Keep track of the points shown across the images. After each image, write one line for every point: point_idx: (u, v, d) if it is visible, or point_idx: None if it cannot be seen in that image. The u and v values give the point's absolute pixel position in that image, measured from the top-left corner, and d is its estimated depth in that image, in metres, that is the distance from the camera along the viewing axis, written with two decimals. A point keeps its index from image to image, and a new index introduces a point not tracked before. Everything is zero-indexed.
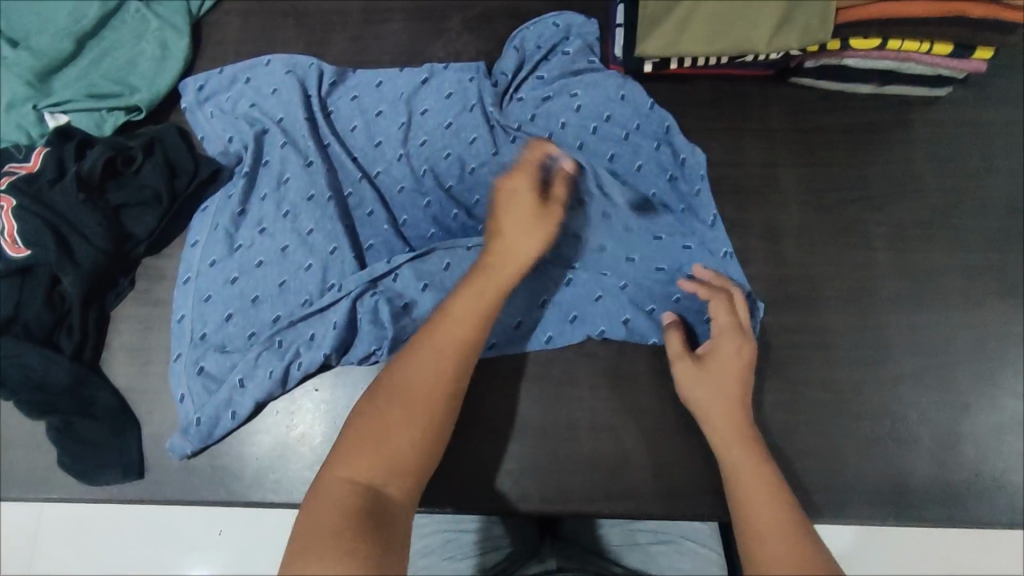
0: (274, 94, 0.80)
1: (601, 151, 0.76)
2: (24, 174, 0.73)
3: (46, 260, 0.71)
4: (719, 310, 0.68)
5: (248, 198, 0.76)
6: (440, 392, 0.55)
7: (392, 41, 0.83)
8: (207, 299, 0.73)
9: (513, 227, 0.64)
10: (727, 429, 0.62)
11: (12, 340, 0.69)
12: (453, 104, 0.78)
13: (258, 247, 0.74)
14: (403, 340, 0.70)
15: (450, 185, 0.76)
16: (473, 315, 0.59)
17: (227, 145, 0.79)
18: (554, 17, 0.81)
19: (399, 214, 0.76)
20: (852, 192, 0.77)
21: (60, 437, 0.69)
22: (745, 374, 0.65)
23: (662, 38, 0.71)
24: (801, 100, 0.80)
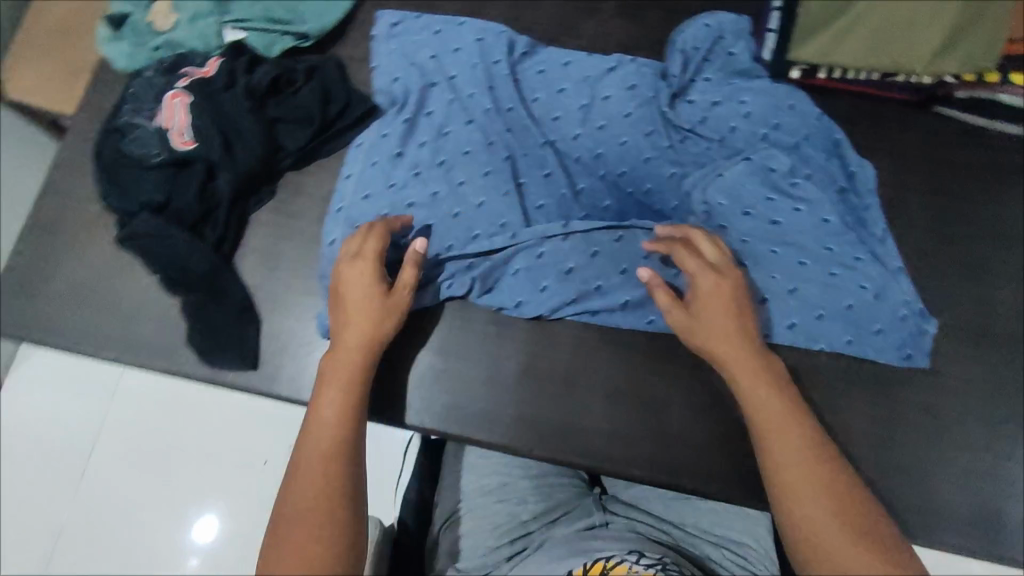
0: (457, 52, 0.84)
1: (773, 158, 0.78)
2: (200, 77, 0.79)
3: (206, 156, 0.77)
4: (693, 263, 0.69)
5: (407, 140, 0.80)
6: (336, 494, 0.59)
7: (547, 13, 0.87)
8: (357, 226, 0.77)
9: (357, 322, 0.68)
10: (752, 373, 0.65)
11: (165, 221, 0.75)
12: (635, 95, 0.82)
13: (411, 189, 0.78)
14: (564, 302, 0.74)
15: (622, 171, 0.81)
16: (338, 415, 0.64)
17: (392, 86, 0.83)
18: (705, 17, 0.83)
19: (576, 181, 0.81)
20: (981, 228, 0.77)
21: (194, 316, 0.75)
22: (740, 333, 0.67)
23: (819, 45, 0.73)
24: (941, 131, 0.80)
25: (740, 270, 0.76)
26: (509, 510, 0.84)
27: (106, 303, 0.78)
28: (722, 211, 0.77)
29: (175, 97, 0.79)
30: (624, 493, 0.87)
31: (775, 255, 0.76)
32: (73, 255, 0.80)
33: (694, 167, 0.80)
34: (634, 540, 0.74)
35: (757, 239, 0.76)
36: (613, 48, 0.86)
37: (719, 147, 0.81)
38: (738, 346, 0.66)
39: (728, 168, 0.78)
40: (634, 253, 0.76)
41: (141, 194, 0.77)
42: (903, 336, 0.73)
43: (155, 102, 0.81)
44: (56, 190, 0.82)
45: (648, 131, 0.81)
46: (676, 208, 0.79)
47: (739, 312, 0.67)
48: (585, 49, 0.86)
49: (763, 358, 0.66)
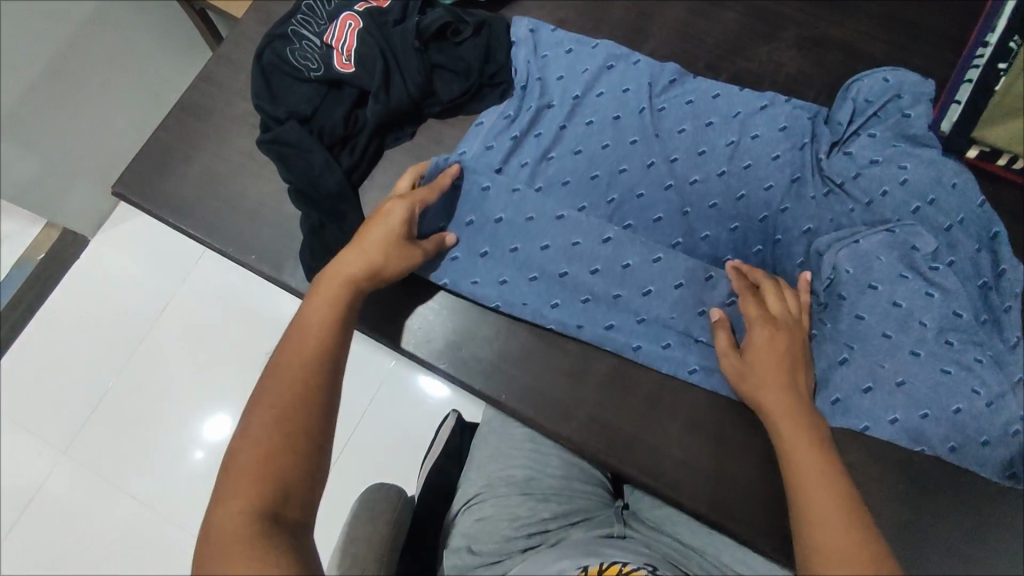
0: (586, 73, 0.81)
1: (918, 237, 0.72)
2: (375, 5, 0.81)
3: (361, 82, 0.78)
4: (763, 335, 0.67)
5: (509, 157, 0.79)
6: (315, 404, 0.56)
7: (724, 27, 0.85)
8: (469, 225, 0.77)
9: (370, 244, 0.67)
10: (796, 421, 0.62)
11: (309, 134, 0.77)
12: (787, 138, 0.78)
13: (532, 202, 0.77)
14: (661, 344, 0.74)
15: (764, 217, 0.76)
16: (325, 328, 0.61)
17: (530, 88, 0.81)
18: (887, 72, 0.79)
19: (699, 227, 0.77)
20: None
21: (312, 235, 0.75)
22: (804, 415, 0.63)
23: (1010, 130, 0.71)
24: None
25: (846, 354, 0.71)
26: (530, 504, 0.74)
27: (231, 198, 0.80)
28: (846, 279, 0.73)
29: (349, 19, 0.80)
30: (648, 512, 0.77)
31: (887, 341, 0.70)
32: (213, 146, 0.83)
33: (829, 227, 0.75)
34: (655, 559, 0.66)
35: (876, 318, 0.71)
36: (782, 78, 0.83)
37: (863, 211, 0.75)
38: (808, 438, 0.61)
39: (870, 241, 0.72)
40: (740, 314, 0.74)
41: (292, 103, 0.79)
42: (1008, 452, 0.68)
43: (326, 20, 0.82)
44: (213, 81, 0.85)
45: (793, 178, 0.76)
46: (801, 264, 0.75)
47: (801, 395, 0.64)
48: (754, 72, 0.83)
49: (828, 448, 0.61)
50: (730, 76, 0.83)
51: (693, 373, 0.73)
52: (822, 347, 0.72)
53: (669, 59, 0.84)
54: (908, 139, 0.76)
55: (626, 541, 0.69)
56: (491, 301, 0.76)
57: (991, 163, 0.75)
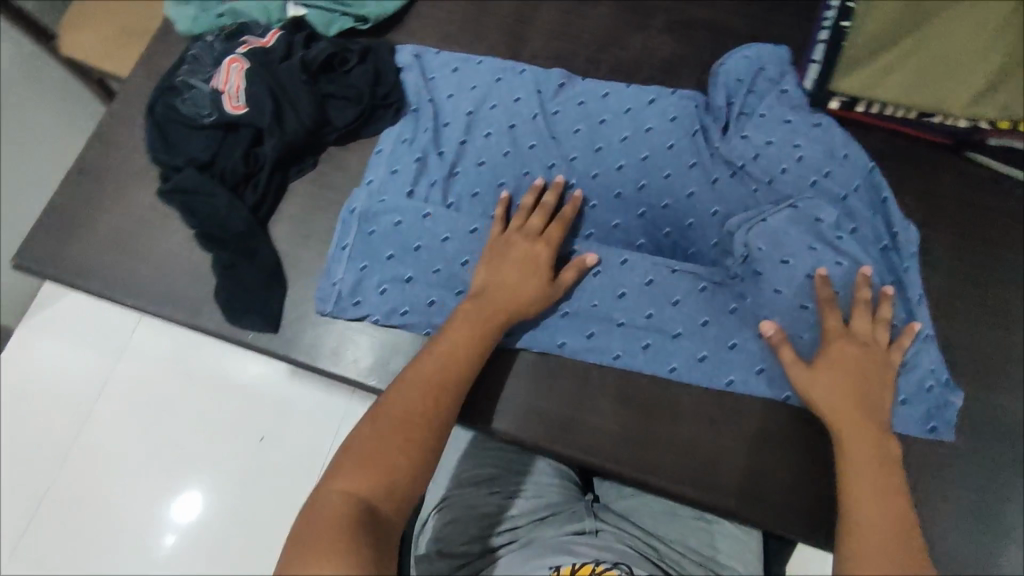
0: (474, 91, 0.84)
1: (820, 209, 0.76)
2: (259, 46, 0.82)
3: (255, 121, 0.79)
4: (837, 347, 0.67)
5: (418, 179, 0.80)
6: (439, 417, 0.59)
7: (599, 23, 0.90)
8: (365, 265, 0.77)
9: (518, 286, 0.69)
10: (870, 438, 0.62)
11: (208, 178, 0.77)
12: (677, 128, 0.81)
13: (427, 230, 0.77)
14: (585, 334, 0.76)
15: (666, 204, 0.79)
16: (463, 355, 0.64)
17: (430, 115, 0.83)
18: (747, 51, 0.84)
19: (609, 218, 0.80)
20: (1004, 275, 0.78)
21: (224, 275, 0.76)
22: (876, 434, 0.62)
23: (859, 78, 0.76)
24: (971, 176, 0.81)
25: (756, 332, 0.74)
26: (498, 500, 0.77)
27: (136, 252, 0.80)
28: (760, 255, 0.75)
29: (234, 62, 0.81)
30: (617, 504, 0.83)
31: (795, 309, 0.73)
32: (114, 203, 0.82)
33: (738, 210, 0.79)
34: (627, 556, 0.66)
35: (791, 289, 0.74)
36: (658, 62, 0.88)
37: (766, 189, 0.78)
38: (871, 446, 0.62)
39: (774, 216, 0.76)
40: (664, 297, 0.76)
41: (188, 151, 0.80)
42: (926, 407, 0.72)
43: (212, 66, 0.83)
44: (106, 140, 0.85)
45: (692, 164, 0.80)
46: (716, 244, 0.78)
47: (868, 406, 0.64)
48: (632, 60, 0.88)
49: (892, 468, 0.61)
50: (610, 66, 0.88)
51: (618, 359, 0.75)
52: (734, 322, 0.75)
53: (553, 59, 0.88)
54: (800, 113, 0.80)
55: (597, 538, 0.69)
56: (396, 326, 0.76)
57: (851, 110, 0.80)
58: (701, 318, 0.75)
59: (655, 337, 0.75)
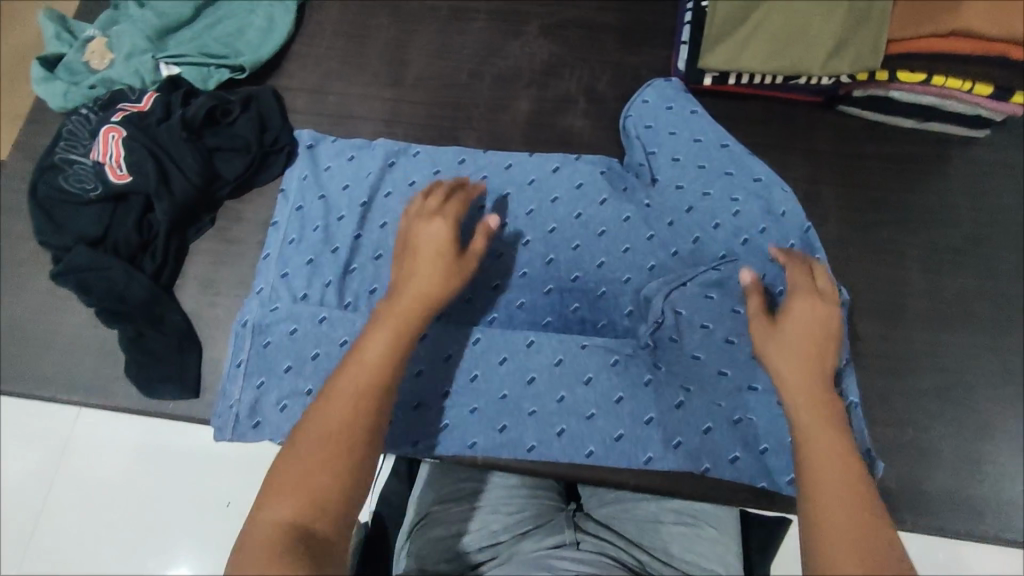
0: (368, 178, 0.81)
1: (742, 271, 0.76)
2: (134, 111, 0.81)
3: (141, 187, 0.78)
4: (805, 306, 0.61)
5: (310, 282, 0.78)
6: (364, 424, 0.52)
7: (476, 37, 0.91)
8: (260, 383, 0.74)
9: (436, 276, 0.62)
10: (820, 401, 0.55)
11: (100, 253, 0.75)
12: (583, 195, 0.82)
13: (315, 337, 0.74)
14: (499, 428, 0.75)
15: (576, 278, 0.80)
16: (377, 358, 0.55)
17: (328, 215, 0.80)
18: (646, 92, 0.85)
19: (517, 296, 0.80)
20: (890, 214, 0.82)
21: (133, 348, 0.74)
22: (830, 393, 0.56)
23: (723, 53, 0.79)
24: (846, 128, 0.86)
25: (683, 397, 0.74)
26: (478, 516, 0.71)
27: (39, 341, 0.77)
28: (678, 321, 0.75)
29: (110, 131, 0.79)
30: (600, 511, 0.75)
31: (696, 363, 0.75)
32: (9, 294, 0.79)
33: (658, 275, 0.78)
34: (611, 568, 0.61)
35: (709, 357, 0.75)
36: (539, 65, 0.90)
37: (683, 255, 0.79)
38: (827, 417, 0.54)
39: (693, 286, 0.76)
40: (575, 376, 0.75)
41: (78, 228, 0.77)
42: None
43: (90, 138, 0.81)
44: None
45: (599, 232, 0.80)
46: (631, 313, 0.78)
47: (820, 361, 0.58)
48: (512, 68, 0.90)
49: (848, 441, 0.52)
50: (493, 77, 0.89)
51: (533, 450, 0.75)
52: (650, 397, 0.74)
53: (437, 78, 0.89)
54: (723, 147, 0.82)
55: (579, 551, 0.64)
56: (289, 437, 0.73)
57: (724, 84, 0.85)
58: (615, 395, 0.75)
59: (570, 421, 0.75)
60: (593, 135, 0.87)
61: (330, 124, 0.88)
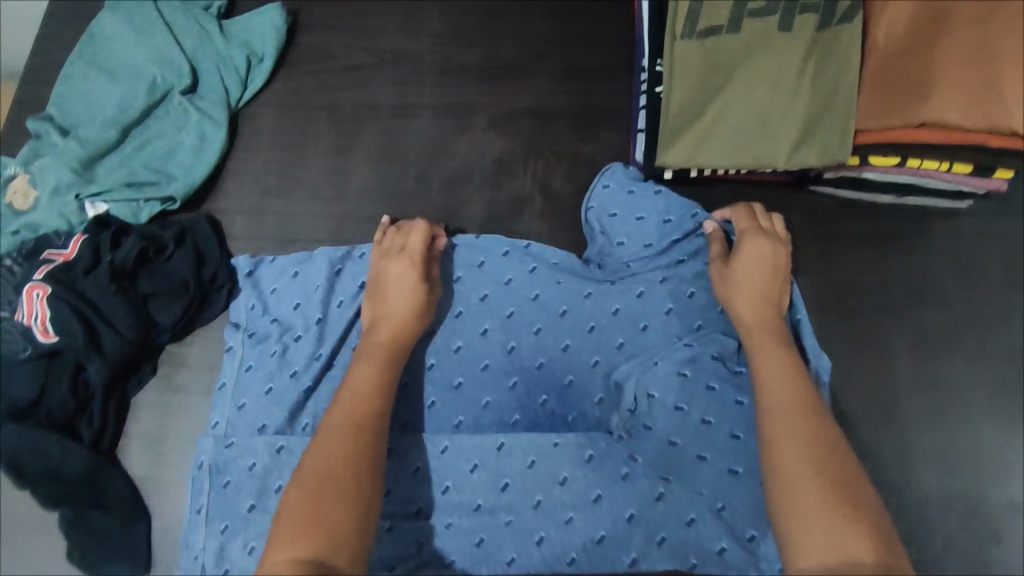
0: (319, 291, 0.76)
1: (716, 343, 0.71)
2: (59, 263, 0.76)
3: (73, 348, 0.73)
4: (756, 243, 0.70)
5: (267, 407, 0.71)
6: (362, 452, 0.56)
7: (421, 136, 0.86)
8: (222, 529, 0.66)
9: (408, 304, 0.68)
10: (763, 331, 0.65)
11: (32, 428, 0.69)
12: (539, 278, 0.77)
13: (275, 468, 0.67)
14: (473, 545, 0.66)
15: (541, 364, 0.73)
16: (369, 387, 0.61)
17: (276, 324, 0.76)
18: (603, 179, 0.80)
19: (480, 395, 0.72)
20: (873, 301, 0.78)
21: (71, 529, 0.68)
22: (775, 321, 0.67)
23: (682, 149, 0.73)
24: (820, 208, 0.80)
25: (662, 487, 0.67)
26: None
27: None
28: (652, 404, 0.69)
29: (33, 288, 0.74)
30: None
31: (680, 451, 0.67)
32: None
33: (629, 354, 0.73)
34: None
35: (687, 441, 0.68)
36: (489, 163, 0.84)
37: (653, 329, 0.74)
38: (773, 339, 0.64)
39: (668, 363, 0.70)
40: (551, 478, 0.67)
41: (7, 397, 0.71)
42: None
43: (14, 293, 0.76)
44: None
45: (560, 312, 0.75)
46: (601, 401, 0.72)
47: (768, 294, 0.68)
48: (462, 168, 0.84)
49: (802, 374, 0.61)
50: (442, 179, 0.84)
51: (512, 563, 0.66)
52: (628, 492, 0.66)
53: (383, 186, 0.84)
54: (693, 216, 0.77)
55: None
56: None
57: (687, 175, 0.79)
58: (592, 493, 0.66)
59: (547, 528, 0.66)
60: (554, 237, 0.82)
61: (274, 247, 0.82)
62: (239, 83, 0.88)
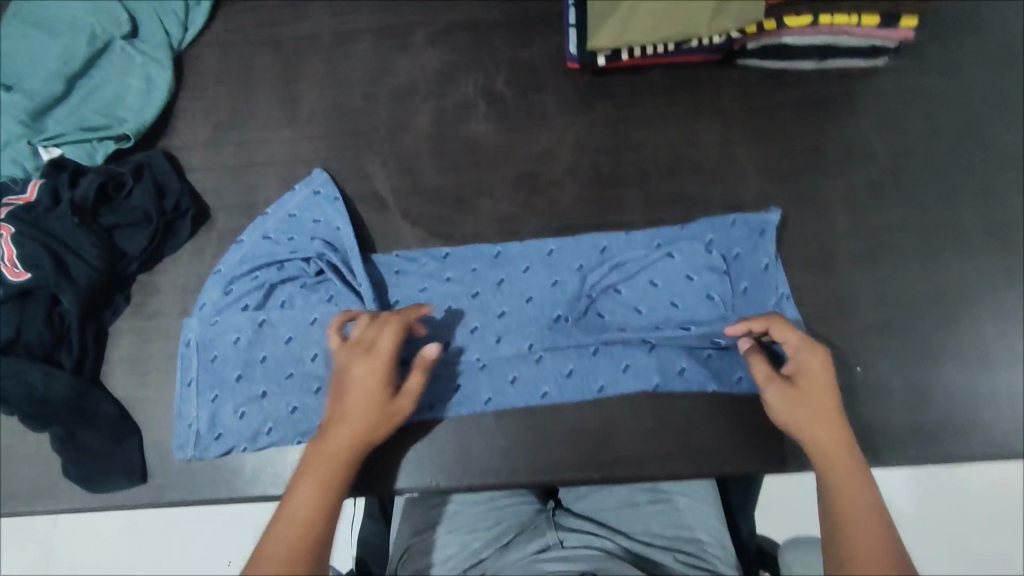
0: (316, 198, 0.81)
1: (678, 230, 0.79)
2: (20, 205, 0.77)
3: (43, 282, 0.74)
4: (818, 362, 0.64)
5: (248, 293, 0.77)
6: (298, 572, 0.56)
7: (362, 58, 0.88)
8: (214, 396, 0.74)
9: (349, 439, 0.63)
10: (838, 453, 0.61)
11: (15, 360, 0.71)
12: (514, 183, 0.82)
13: (264, 343, 0.75)
14: (452, 387, 0.74)
15: (499, 251, 0.79)
16: (309, 518, 0.59)
17: (267, 233, 0.79)
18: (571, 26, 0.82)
19: (445, 270, 0.79)
20: (806, 161, 0.82)
21: (64, 448, 0.72)
22: (846, 440, 0.62)
23: (611, 29, 0.78)
24: (749, 82, 0.84)
25: (624, 328, 0.76)
26: (462, 538, 0.78)
27: None
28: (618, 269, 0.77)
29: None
30: (577, 504, 0.83)
31: (646, 310, 0.76)
32: None
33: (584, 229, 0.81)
34: (595, 560, 0.69)
35: (652, 304, 0.76)
36: (431, 76, 0.87)
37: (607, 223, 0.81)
38: (854, 478, 0.60)
39: (619, 242, 0.79)
40: (518, 327, 0.76)
41: None
42: (738, 360, 0.75)
43: None
44: None
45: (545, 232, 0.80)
46: (560, 269, 0.78)
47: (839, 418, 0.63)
48: (406, 83, 0.87)
49: (864, 477, 0.60)
50: (388, 95, 0.86)
51: (490, 402, 0.74)
52: (591, 329, 0.76)
53: (331, 109, 0.86)
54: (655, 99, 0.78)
55: (565, 549, 0.72)
56: (251, 436, 0.74)
57: (619, 60, 0.82)
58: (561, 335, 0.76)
59: (520, 368, 0.75)
60: (499, 137, 0.84)
61: (230, 177, 0.85)
62: (179, 25, 0.89)
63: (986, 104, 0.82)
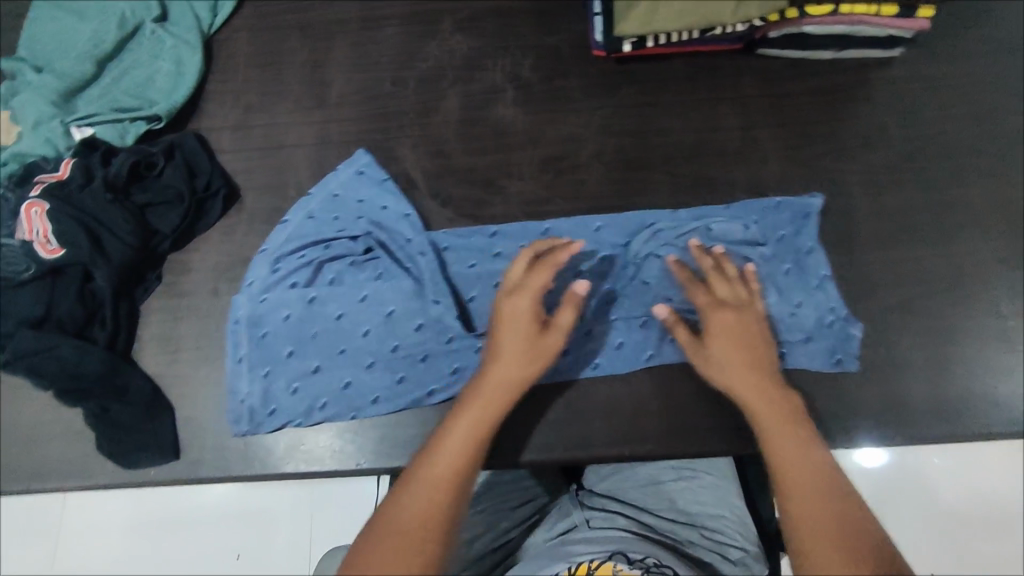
0: (362, 180, 0.81)
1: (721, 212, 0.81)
2: (53, 182, 0.77)
3: (77, 258, 0.74)
4: (721, 318, 0.69)
5: (297, 270, 0.77)
6: (439, 502, 0.57)
7: (390, 44, 0.90)
8: (266, 372, 0.75)
9: (521, 371, 0.65)
10: (768, 407, 0.64)
11: (47, 334, 0.71)
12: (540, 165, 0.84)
13: (314, 318, 0.75)
14: None
15: (547, 228, 0.80)
16: (460, 448, 0.60)
17: (316, 210, 0.80)
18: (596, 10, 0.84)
19: (494, 245, 0.80)
20: (825, 146, 0.84)
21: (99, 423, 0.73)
22: (772, 390, 0.65)
23: (639, 15, 0.79)
24: (769, 70, 0.87)
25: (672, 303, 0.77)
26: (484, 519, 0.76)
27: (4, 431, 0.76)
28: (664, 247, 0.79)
29: (31, 206, 0.75)
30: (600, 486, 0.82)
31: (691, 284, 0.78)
32: None
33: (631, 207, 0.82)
34: (624, 540, 0.68)
35: None
36: (459, 62, 0.88)
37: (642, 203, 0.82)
38: (791, 428, 0.62)
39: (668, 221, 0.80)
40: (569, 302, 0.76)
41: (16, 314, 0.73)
42: (784, 331, 0.76)
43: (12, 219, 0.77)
44: None
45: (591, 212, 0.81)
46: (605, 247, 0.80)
47: (755, 365, 0.67)
48: (434, 69, 0.88)
49: (803, 428, 0.62)
50: (417, 80, 0.88)
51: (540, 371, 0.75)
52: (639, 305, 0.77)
53: (360, 93, 0.88)
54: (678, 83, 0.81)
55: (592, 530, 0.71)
56: (303, 411, 0.74)
57: (643, 48, 0.84)
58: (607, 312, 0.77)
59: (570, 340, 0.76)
60: (526, 121, 0.85)
61: (260, 159, 0.85)
62: (208, 10, 0.90)
63: (997, 92, 0.84)
